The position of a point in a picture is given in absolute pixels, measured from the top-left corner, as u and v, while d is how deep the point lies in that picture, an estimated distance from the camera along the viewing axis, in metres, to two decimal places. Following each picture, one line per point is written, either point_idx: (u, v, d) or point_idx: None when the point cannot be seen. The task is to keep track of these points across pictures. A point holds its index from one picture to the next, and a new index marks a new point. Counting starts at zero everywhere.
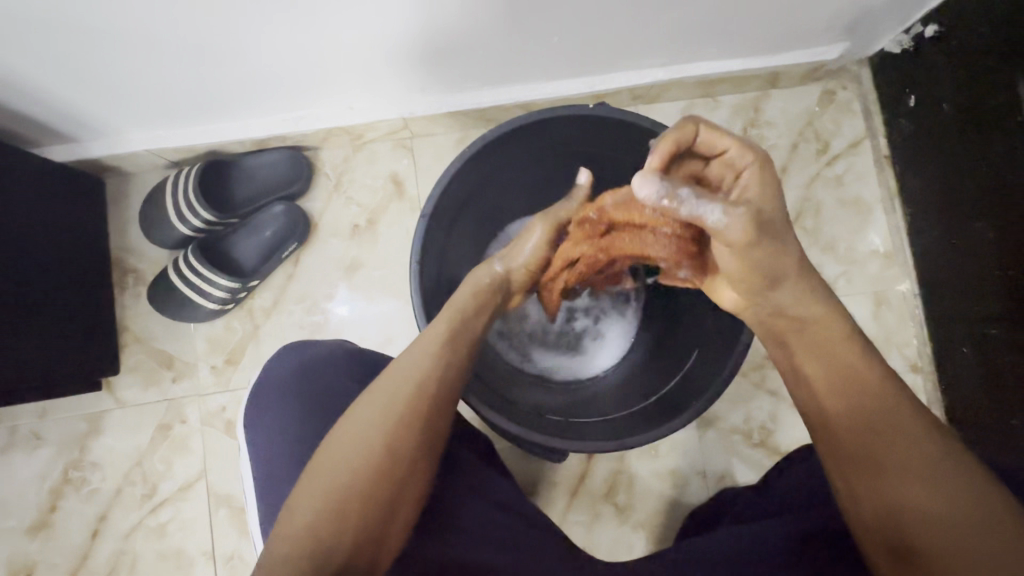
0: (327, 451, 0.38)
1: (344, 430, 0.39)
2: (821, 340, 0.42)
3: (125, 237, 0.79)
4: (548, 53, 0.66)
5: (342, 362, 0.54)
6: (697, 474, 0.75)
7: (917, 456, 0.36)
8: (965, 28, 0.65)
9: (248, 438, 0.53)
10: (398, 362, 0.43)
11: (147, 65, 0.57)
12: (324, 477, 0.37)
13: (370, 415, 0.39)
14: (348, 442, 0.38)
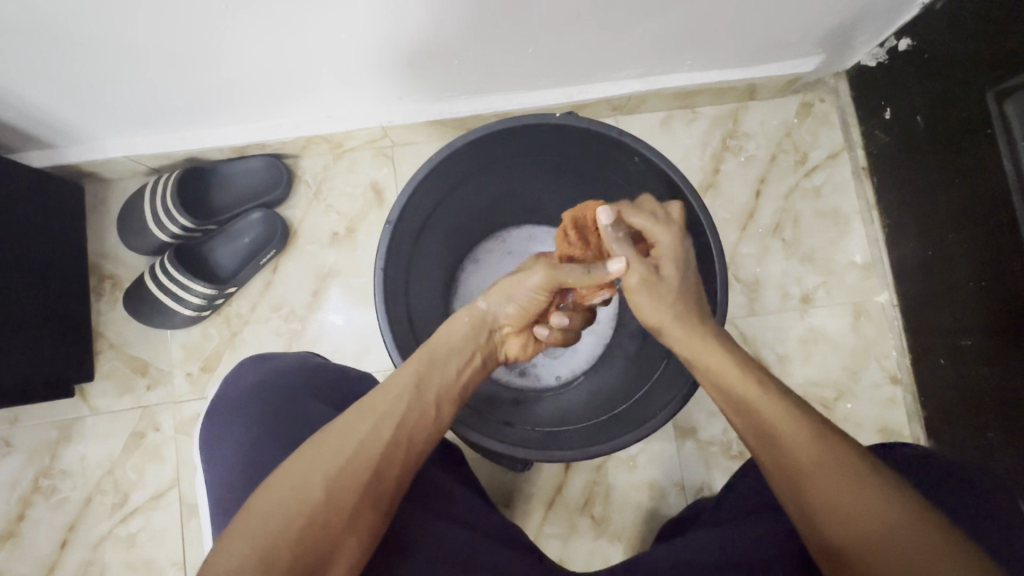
0: (267, 494, 0.38)
1: (289, 472, 0.39)
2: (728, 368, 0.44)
3: (104, 243, 0.79)
4: (524, 64, 0.66)
5: (305, 376, 0.55)
6: (675, 486, 0.75)
7: (851, 470, 0.37)
8: (937, 42, 0.66)
9: (208, 451, 0.52)
10: (360, 406, 0.43)
11: (120, 73, 0.57)
12: (257, 518, 0.37)
13: (315, 463, 0.39)
14: (288, 487, 0.38)
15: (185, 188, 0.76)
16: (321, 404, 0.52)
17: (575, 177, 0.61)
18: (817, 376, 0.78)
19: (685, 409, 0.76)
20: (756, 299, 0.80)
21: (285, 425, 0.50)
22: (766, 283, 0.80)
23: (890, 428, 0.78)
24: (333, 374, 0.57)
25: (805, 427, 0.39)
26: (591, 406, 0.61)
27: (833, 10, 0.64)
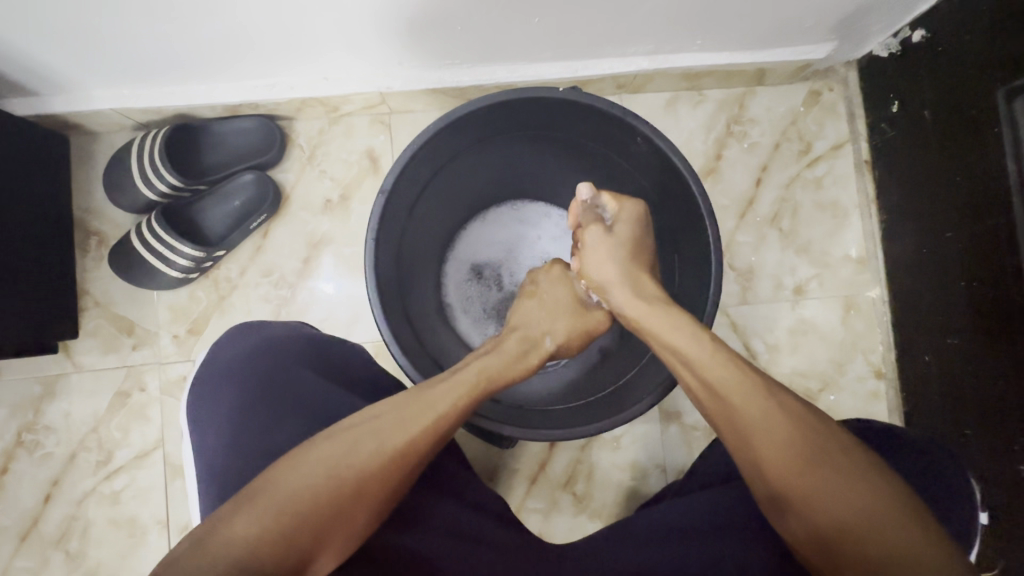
0: (299, 471, 0.38)
1: (323, 455, 0.39)
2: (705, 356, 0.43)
3: (89, 198, 0.77)
4: (529, 35, 0.64)
5: (297, 346, 0.54)
6: (657, 467, 0.76)
7: (819, 463, 0.39)
8: (952, 36, 0.65)
9: (195, 417, 0.52)
10: (409, 404, 0.42)
11: (107, 21, 0.54)
12: (284, 495, 0.37)
13: (352, 454, 0.39)
14: (320, 470, 0.38)
15: (171, 146, 0.74)
16: (313, 375, 0.53)
17: (576, 153, 0.59)
18: (803, 366, 0.79)
19: (671, 393, 0.77)
20: (749, 288, 0.80)
21: (269, 395, 0.50)
22: (760, 272, 0.80)
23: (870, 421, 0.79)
24: (326, 345, 0.56)
25: (777, 421, 0.40)
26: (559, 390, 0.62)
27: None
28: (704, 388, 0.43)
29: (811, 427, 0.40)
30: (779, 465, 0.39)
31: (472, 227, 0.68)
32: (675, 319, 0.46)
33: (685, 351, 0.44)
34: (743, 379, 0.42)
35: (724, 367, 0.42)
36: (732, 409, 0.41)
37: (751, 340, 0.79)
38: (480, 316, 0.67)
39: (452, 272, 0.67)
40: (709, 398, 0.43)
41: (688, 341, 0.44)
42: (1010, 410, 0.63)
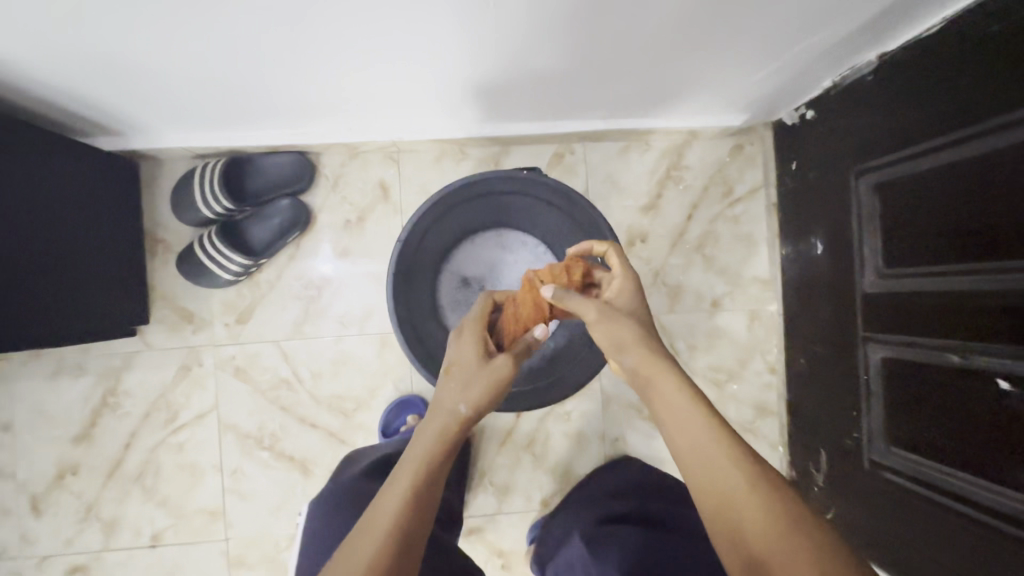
0: (361, 528, 0.47)
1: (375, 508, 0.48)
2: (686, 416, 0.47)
3: (155, 211, 0.96)
4: (510, 106, 0.84)
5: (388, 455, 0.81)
6: (597, 436, 1.00)
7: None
8: (828, 121, 0.86)
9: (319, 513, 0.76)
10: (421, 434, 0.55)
11: (195, 101, 0.74)
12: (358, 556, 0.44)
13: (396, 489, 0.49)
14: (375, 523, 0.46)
15: (225, 174, 0.92)
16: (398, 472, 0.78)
17: (535, 216, 0.84)
18: (714, 362, 1.03)
19: (611, 381, 1.00)
20: (677, 301, 1.02)
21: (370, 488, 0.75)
22: (686, 288, 1.02)
23: (763, 406, 1.03)
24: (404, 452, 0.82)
25: (773, 527, 0.40)
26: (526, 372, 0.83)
27: (753, 84, 0.83)
28: (701, 468, 0.44)
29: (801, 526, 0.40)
30: None
31: (466, 246, 0.87)
32: (682, 394, 0.48)
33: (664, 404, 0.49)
34: (729, 464, 0.43)
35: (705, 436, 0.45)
36: (714, 488, 0.43)
37: (676, 341, 1.02)
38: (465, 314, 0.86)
39: (445, 280, 0.87)
40: (701, 472, 0.44)
41: (665, 396, 0.49)
42: (841, 403, 0.86)
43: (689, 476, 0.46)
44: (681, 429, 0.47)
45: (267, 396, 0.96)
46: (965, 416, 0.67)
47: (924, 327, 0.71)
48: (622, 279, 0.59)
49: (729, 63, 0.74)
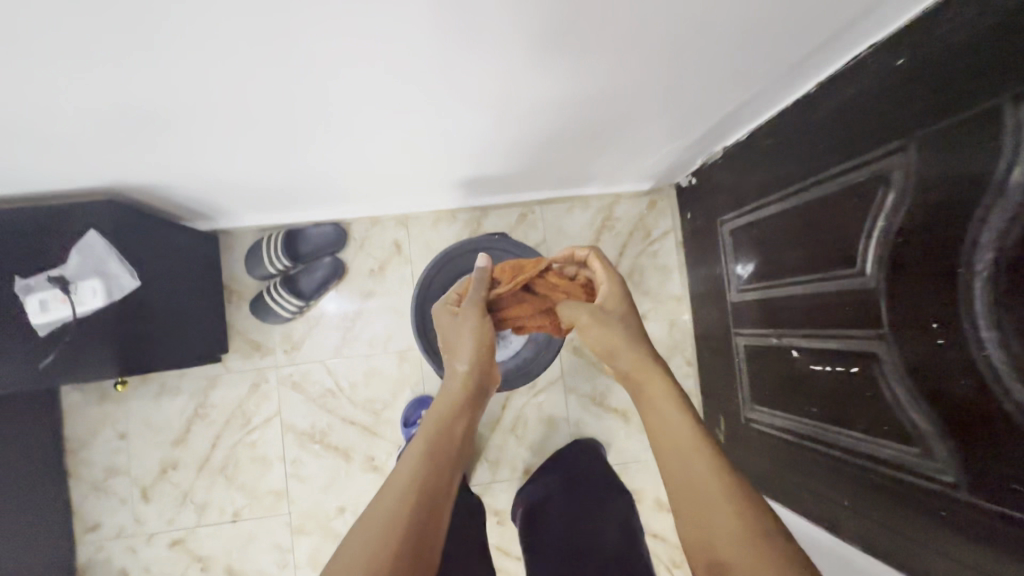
0: (372, 518, 0.53)
1: (382, 503, 0.55)
2: (679, 434, 0.62)
3: (230, 270, 1.31)
4: (485, 186, 1.24)
5: None
6: (564, 419, 1.35)
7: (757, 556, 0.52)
8: (704, 186, 1.26)
9: None
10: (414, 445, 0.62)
11: (276, 194, 1.12)
12: (373, 543, 0.51)
13: (399, 486, 0.57)
14: (383, 515, 0.54)
15: (286, 240, 1.27)
16: None
17: None
18: None
19: (571, 377, 1.36)
20: None
21: None
22: None
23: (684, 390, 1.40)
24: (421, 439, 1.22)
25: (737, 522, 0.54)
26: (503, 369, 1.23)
27: (649, 165, 1.23)
28: (688, 471, 0.60)
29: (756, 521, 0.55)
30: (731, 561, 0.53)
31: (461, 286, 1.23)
32: (679, 418, 0.64)
33: (663, 422, 0.64)
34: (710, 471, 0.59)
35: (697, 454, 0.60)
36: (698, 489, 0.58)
37: None
38: None
39: None
40: (684, 475, 0.60)
41: (674, 428, 0.63)
42: (726, 380, 1.24)
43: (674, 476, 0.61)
44: (675, 442, 0.62)
45: (317, 402, 1.30)
46: (763, 380, 1.07)
47: (783, 323, 0.99)
48: (610, 280, 0.79)
49: (626, 155, 1.14)
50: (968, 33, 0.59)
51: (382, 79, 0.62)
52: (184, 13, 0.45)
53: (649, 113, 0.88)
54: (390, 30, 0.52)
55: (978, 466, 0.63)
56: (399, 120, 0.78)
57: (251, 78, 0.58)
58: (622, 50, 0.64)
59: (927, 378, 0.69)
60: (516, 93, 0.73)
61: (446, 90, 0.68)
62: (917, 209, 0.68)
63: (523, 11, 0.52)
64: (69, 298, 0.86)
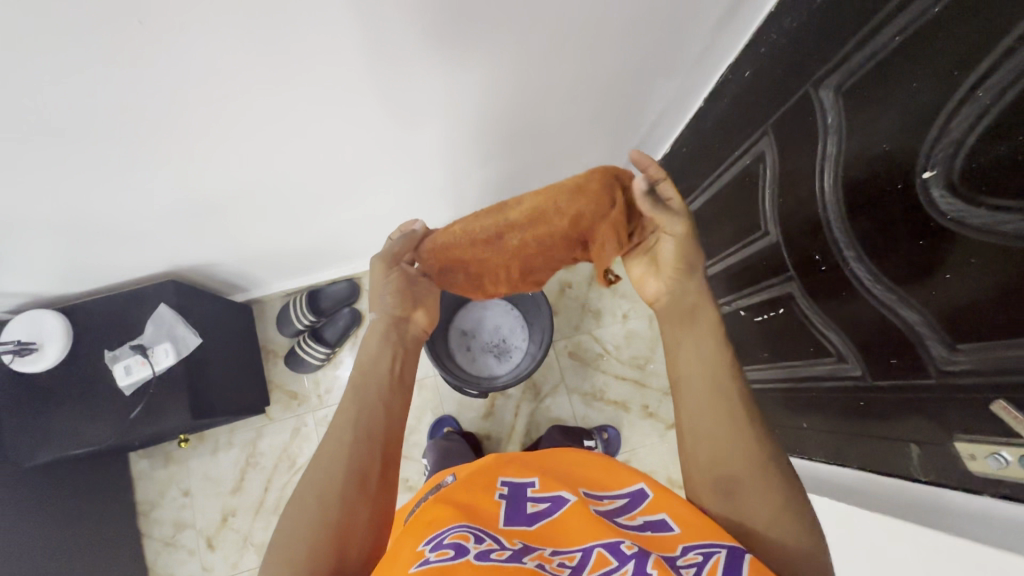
0: (308, 486, 0.65)
1: (317, 469, 0.66)
2: (705, 361, 0.71)
3: (265, 333, 1.52)
4: None
5: (443, 442, 1.37)
6: (572, 417, 1.51)
7: (760, 476, 0.62)
8: None
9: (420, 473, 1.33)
10: (340, 413, 0.72)
11: (299, 259, 1.36)
12: (313, 504, 0.63)
13: (331, 449, 0.68)
14: (319, 476, 0.65)
15: (309, 299, 1.49)
16: (451, 446, 1.35)
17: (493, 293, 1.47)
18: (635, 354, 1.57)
19: (571, 378, 1.53)
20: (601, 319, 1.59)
21: (439, 458, 1.31)
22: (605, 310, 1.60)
23: None
24: (452, 438, 1.39)
25: (750, 446, 0.64)
26: (505, 375, 1.42)
27: None
28: (714, 401, 0.68)
29: (759, 440, 0.65)
30: (741, 487, 0.63)
31: (460, 314, 1.47)
32: (712, 348, 0.72)
33: (690, 357, 0.73)
34: (727, 395, 0.68)
35: (722, 382, 0.69)
36: (722, 419, 0.66)
37: (606, 343, 1.55)
38: (466, 354, 1.46)
39: (452, 335, 1.46)
40: (707, 397, 0.68)
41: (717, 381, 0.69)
42: None
43: (698, 403, 0.69)
44: (703, 374, 0.70)
45: None
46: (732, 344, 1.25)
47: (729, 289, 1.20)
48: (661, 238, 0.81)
49: None
50: (779, 46, 0.83)
51: (366, 121, 0.86)
52: (232, 85, 0.68)
53: (583, 129, 1.12)
54: (371, 79, 0.76)
55: (871, 351, 0.81)
56: (384, 164, 1.04)
57: (271, 133, 0.82)
58: (529, 78, 0.88)
59: (825, 296, 0.88)
60: (471, 123, 0.98)
61: (421, 123, 0.92)
62: (787, 167, 0.89)
63: (449, 58, 0.77)
64: (147, 360, 1.07)
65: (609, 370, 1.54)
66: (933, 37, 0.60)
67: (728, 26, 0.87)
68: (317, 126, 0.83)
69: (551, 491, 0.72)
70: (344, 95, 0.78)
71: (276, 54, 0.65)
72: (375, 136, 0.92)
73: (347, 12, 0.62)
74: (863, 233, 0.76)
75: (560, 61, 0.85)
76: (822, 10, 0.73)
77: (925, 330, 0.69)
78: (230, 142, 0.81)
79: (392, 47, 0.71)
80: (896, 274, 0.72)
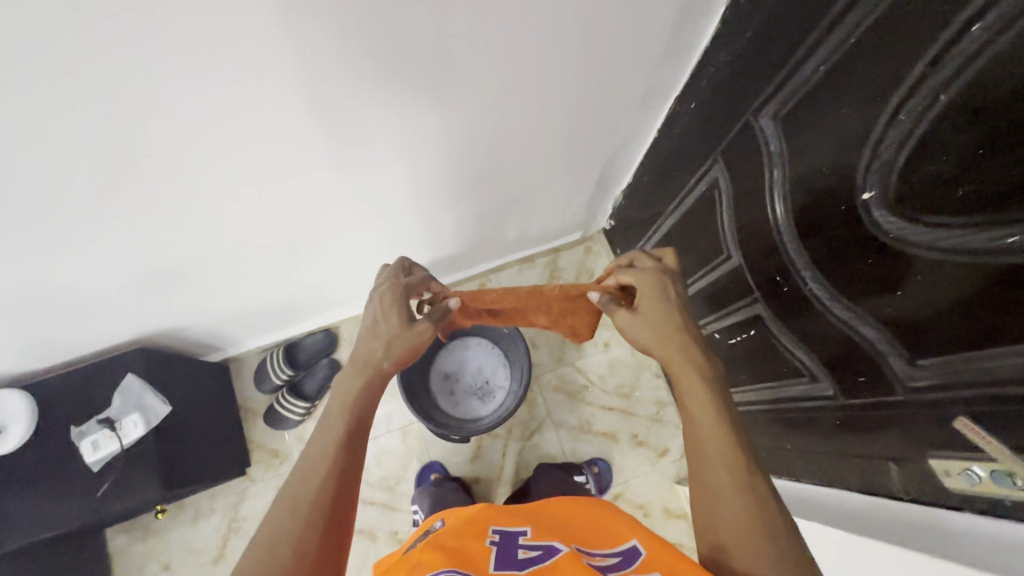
0: (278, 531, 0.62)
1: (284, 511, 0.64)
2: (694, 420, 0.70)
3: (243, 391, 1.49)
4: (443, 266, 1.48)
5: (431, 488, 1.35)
6: (561, 452, 1.48)
7: (750, 532, 0.60)
8: (620, 225, 1.52)
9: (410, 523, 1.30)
10: (309, 451, 0.69)
11: (273, 313, 1.35)
12: (282, 555, 0.60)
13: (301, 495, 0.65)
14: (290, 521, 0.63)
15: (287, 353, 1.47)
16: (439, 492, 1.33)
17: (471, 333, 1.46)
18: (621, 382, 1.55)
19: (557, 412, 1.51)
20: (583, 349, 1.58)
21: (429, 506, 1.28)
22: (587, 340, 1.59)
23: (661, 400, 1.52)
24: (440, 485, 1.36)
25: (738, 505, 0.63)
26: (489, 415, 1.40)
27: (571, 217, 1.49)
28: (701, 461, 0.68)
29: (750, 497, 0.63)
30: (737, 548, 0.61)
31: (439, 356, 1.46)
32: (703, 401, 0.71)
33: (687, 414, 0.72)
34: (711, 450, 0.67)
35: (709, 436, 0.68)
36: (710, 479, 0.66)
37: (590, 374, 1.53)
38: (448, 397, 1.44)
39: (433, 378, 1.45)
40: (694, 457, 0.69)
41: (702, 444, 0.68)
42: None
43: (692, 465, 0.69)
44: (694, 437, 0.70)
45: None
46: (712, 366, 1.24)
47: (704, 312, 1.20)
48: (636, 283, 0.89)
49: (546, 213, 1.40)
50: (718, 77, 0.86)
51: (321, 176, 0.87)
52: (172, 139, 0.66)
53: (545, 163, 1.13)
54: (320, 120, 0.73)
55: (838, 370, 0.81)
56: (346, 215, 1.04)
57: (224, 196, 0.82)
58: (479, 123, 0.90)
59: (789, 316, 0.88)
60: (427, 170, 0.99)
61: (386, 162, 0.90)
62: (741, 191, 0.90)
63: (399, 108, 0.78)
64: (115, 434, 1.05)
65: (595, 401, 1.52)
66: (857, 61, 0.61)
67: (671, 62, 0.89)
68: (276, 172, 0.81)
69: (544, 541, 0.70)
70: (297, 137, 0.75)
71: (217, 96, 0.62)
72: (338, 182, 0.91)
73: (283, 76, 0.63)
74: (818, 253, 0.76)
75: (520, 86, 0.84)
76: (752, 42, 0.76)
77: (885, 347, 0.69)
78: (180, 207, 0.80)
79: (343, 87, 0.69)
80: (852, 292, 0.72)
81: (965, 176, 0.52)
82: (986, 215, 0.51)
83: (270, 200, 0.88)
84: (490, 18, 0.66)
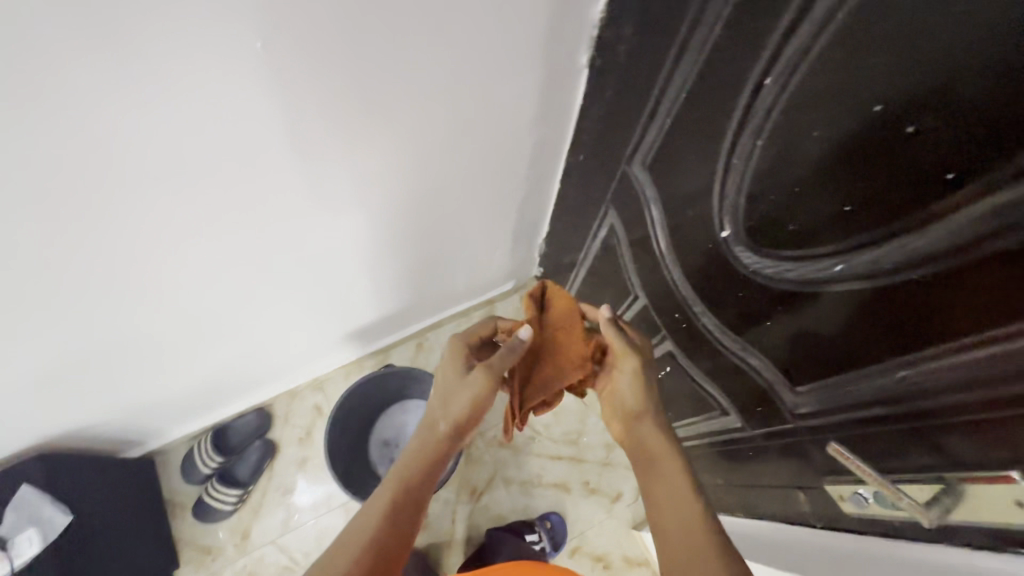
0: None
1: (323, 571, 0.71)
2: (664, 475, 0.74)
3: (170, 485, 1.41)
4: (374, 333, 1.45)
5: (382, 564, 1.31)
6: (511, 510, 1.43)
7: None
8: (549, 271, 1.53)
9: None
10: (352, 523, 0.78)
11: (194, 399, 1.29)
12: None
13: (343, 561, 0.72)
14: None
15: (215, 438, 1.39)
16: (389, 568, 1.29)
17: (406, 397, 1.42)
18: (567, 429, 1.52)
19: (505, 469, 1.47)
20: None
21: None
22: None
23: (609, 442, 1.50)
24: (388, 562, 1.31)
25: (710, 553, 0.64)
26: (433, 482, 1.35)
27: (497, 269, 1.48)
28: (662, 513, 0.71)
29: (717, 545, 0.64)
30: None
31: (376, 426, 1.41)
32: (673, 465, 0.75)
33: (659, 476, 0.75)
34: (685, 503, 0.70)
35: (678, 488, 0.72)
36: (677, 531, 0.68)
37: (535, 424, 1.51)
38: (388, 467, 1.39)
39: (372, 448, 1.40)
40: (664, 512, 0.71)
41: (658, 467, 0.76)
42: None
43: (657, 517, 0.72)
44: (663, 494, 0.73)
45: None
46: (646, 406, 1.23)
47: None
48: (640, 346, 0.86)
49: (472, 268, 1.39)
50: (595, 130, 0.90)
51: (214, 256, 0.86)
52: (108, 168, 0.62)
53: (466, 221, 1.13)
54: (285, 163, 0.73)
55: (742, 401, 0.81)
56: (253, 295, 1.02)
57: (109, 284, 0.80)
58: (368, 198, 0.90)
59: (696, 349, 0.89)
60: (327, 243, 0.97)
61: (320, 216, 0.88)
62: (634, 234, 0.93)
63: (302, 180, 0.78)
64: (7, 555, 0.98)
65: (542, 452, 1.49)
66: (694, 113, 0.64)
67: (555, 120, 0.92)
68: (216, 219, 0.78)
69: None
70: (252, 171, 0.72)
71: (178, 135, 0.62)
72: (259, 248, 0.89)
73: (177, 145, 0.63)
74: (703, 290, 0.79)
75: (470, 129, 0.84)
76: (613, 99, 0.80)
77: (772, 376, 0.71)
78: (55, 303, 0.78)
79: (311, 123, 0.68)
80: (734, 324, 0.74)
81: (800, 218, 0.55)
82: (822, 250, 0.54)
83: (198, 256, 0.84)
84: (433, 62, 0.67)
